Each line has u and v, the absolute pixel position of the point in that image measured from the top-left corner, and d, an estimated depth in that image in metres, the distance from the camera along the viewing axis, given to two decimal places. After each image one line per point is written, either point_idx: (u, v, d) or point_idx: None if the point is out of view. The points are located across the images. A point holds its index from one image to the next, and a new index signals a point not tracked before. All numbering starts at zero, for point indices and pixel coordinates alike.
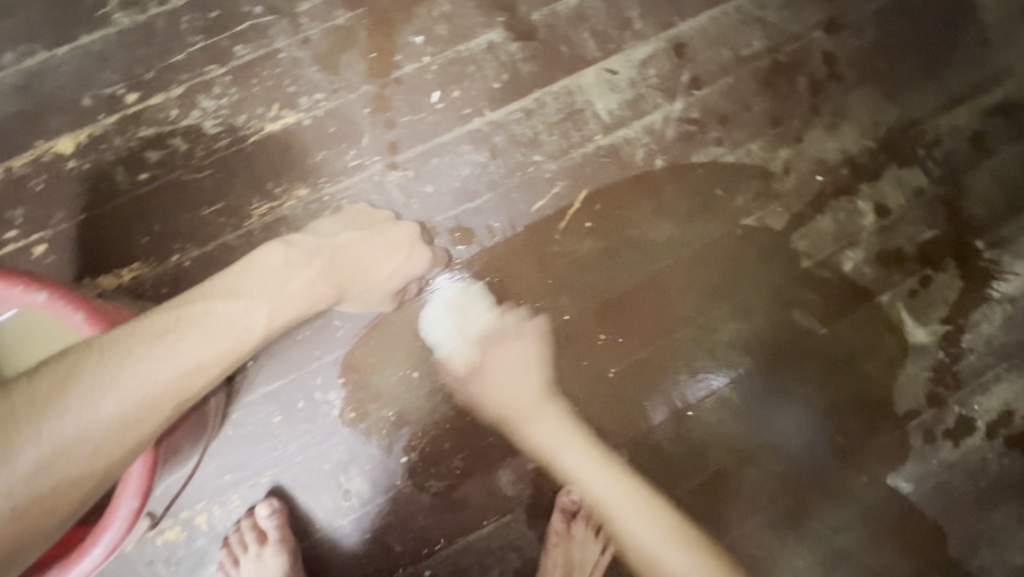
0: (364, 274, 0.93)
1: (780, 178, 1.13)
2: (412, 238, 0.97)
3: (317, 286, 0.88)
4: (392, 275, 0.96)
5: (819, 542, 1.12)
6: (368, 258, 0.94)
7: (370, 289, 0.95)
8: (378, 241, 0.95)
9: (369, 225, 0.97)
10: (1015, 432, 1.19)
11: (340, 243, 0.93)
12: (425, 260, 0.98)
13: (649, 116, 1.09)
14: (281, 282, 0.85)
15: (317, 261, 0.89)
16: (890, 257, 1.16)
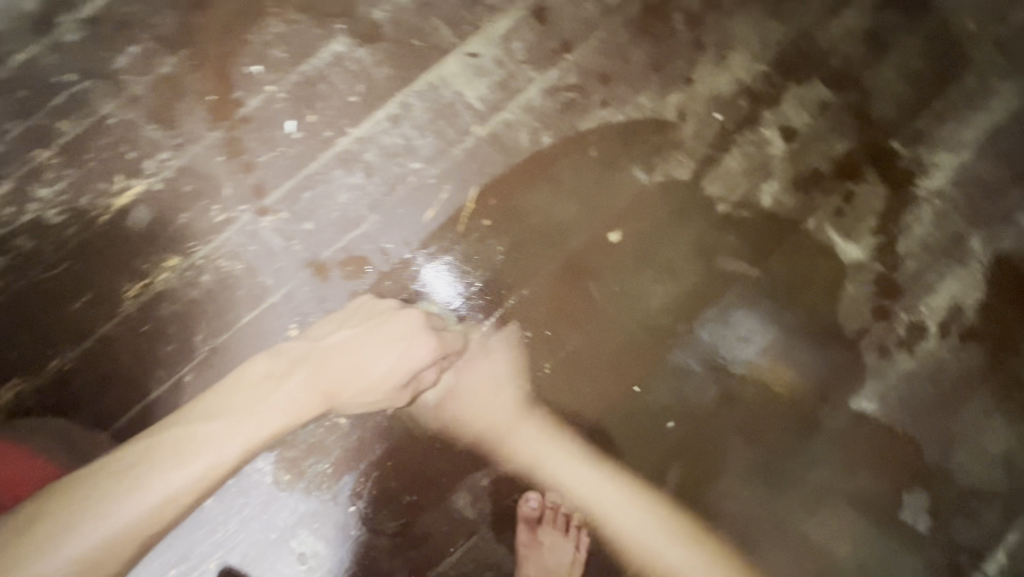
0: (355, 375, 0.94)
1: (678, 125, 1.07)
2: (413, 326, 0.96)
3: (301, 396, 0.90)
4: (390, 371, 0.95)
5: (794, 482, 1.11)
6: (362, 358, 0.94)
7: (368, 388, 0.94)
8: (375, 339, 0.95)
9: (367, 320, 0.95)
10: (966, 325, 1.16)
11: (332, 346, 0.94)
12: (427, 349, 0.96)
13: (524, 93, 1.01)
14: (263, 396, 0.90)
15: (302, 370, 0.92)
16: (808, 181, 1.11)
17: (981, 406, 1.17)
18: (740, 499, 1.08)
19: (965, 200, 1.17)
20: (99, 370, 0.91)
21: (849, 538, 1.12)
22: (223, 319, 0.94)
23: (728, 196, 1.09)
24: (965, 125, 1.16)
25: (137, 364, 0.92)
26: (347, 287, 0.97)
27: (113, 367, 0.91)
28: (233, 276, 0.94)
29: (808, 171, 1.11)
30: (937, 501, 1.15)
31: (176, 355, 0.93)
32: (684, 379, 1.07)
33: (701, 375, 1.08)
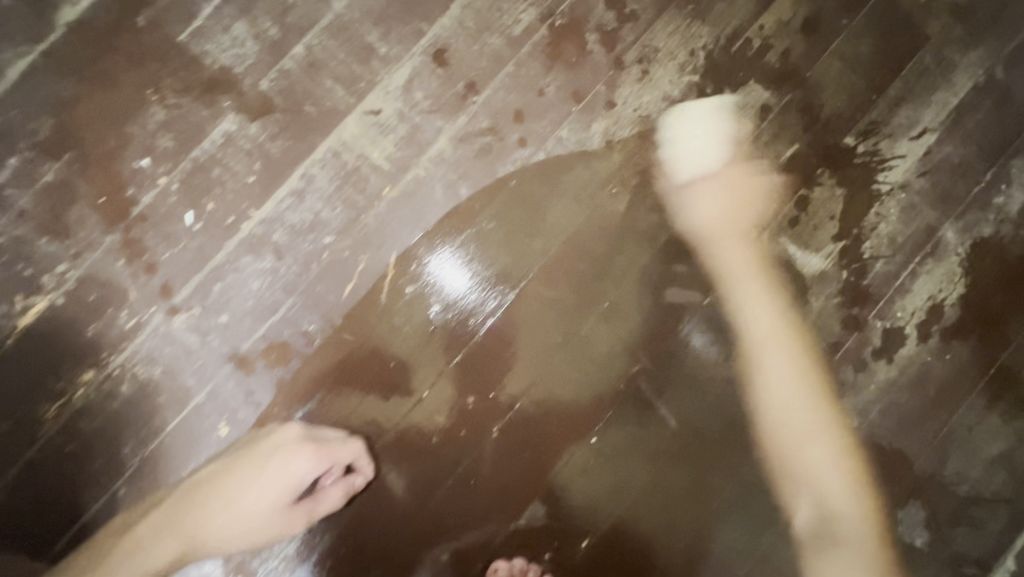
0: (227, 505, 0.85)
1: (606, 154, 0.99)
2: (287, 440, 0.88)
3: (167, 536, 0.83)
4: (262, 495, 0.85)
5: (779, 515, 1.03)
6: (229, 487, 0.85)
7: (239, 518, 0.85)
8: (246, 461, 0.87)
9: (242, 446, 0.89)
10: (950, 323, 1.07)
11: (203, 477, 0.87)
12: (301, 463, 0.87)
13: (434, 145, 0.95)
14: (129, 543, 0.83)
15: (173, 506, 0.85)
16: (756, 193, 1.03)
17: (973, 407, 1.08)
18: (721, 539, 1.01)
19: (934, 188, 1.07)
20: (30, 497, 0.88)
21: None
22: (149, 427, 0.90)
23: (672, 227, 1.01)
24: (924, 106, 1.06)
25: (67, 485, 0.89)
26: (274, 377, 0.93)
27: (43, 492, 0.88)
28: (152, 382, 0.90)
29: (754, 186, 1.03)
30: (939, 516, 1.07)
31: (106, 471, 0.89)
32: (645, 426, 1.00)
33: (663, 412, 1.01)
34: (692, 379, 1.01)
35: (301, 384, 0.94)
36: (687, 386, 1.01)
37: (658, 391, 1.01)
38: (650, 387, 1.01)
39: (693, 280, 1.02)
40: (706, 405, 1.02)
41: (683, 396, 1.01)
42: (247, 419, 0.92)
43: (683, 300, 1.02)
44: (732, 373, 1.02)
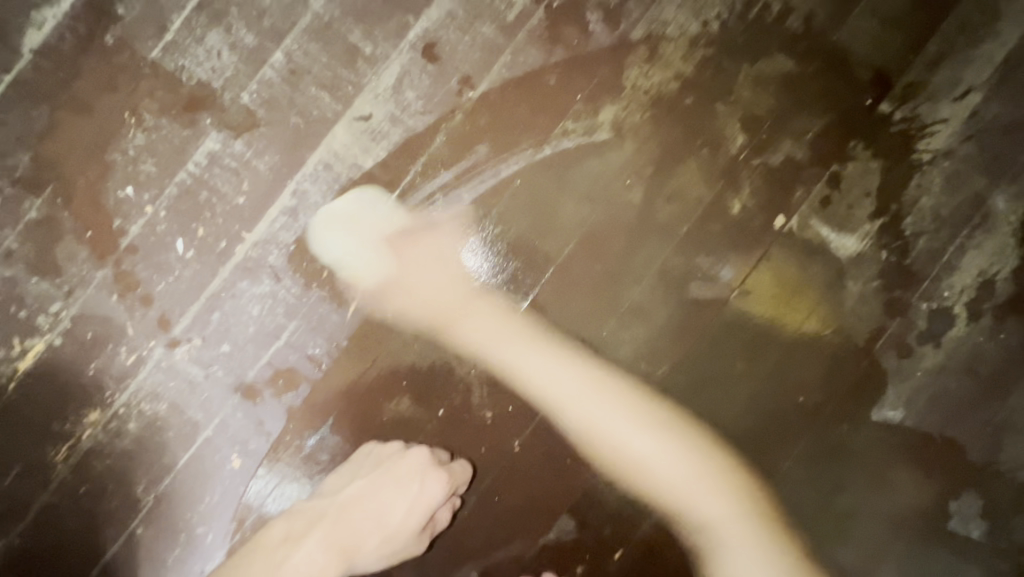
0: (376, 524, 0.87)
1: (617, 143, 0.91)
2: (423, 467, 0.87)
3: (320, 555, 0.84)
4: (406, 515, 0.87)
5: (826, 515, 0.97)
6: (375, 506, 0.87)
7: (387, 536, 0.87)
8: (385, 485, 0.86)
9: (374, 467, 0.87)
10: (1003, 298, 0.99)
11: (346, 498, 0.87)
12: (440, 489, 0.87)
13: (431, 149, 0.88)
14: (284, 562, 0.83)
15: (319, 528, 0.86)
16: (784, 172, 0.94)
17: None
18: (771, 546, 0.94)
19: (980, 152, 0.97)
20: (50, 540, 0.87)
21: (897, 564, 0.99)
22: (161, 464, 0.88)
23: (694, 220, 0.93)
24: (966, 63, 0.96)
25: (85, 526, 0.87)
26: (283, 404, 0.89)
27: (61, 535, 0.87)
28: (160, 418, 0.87)
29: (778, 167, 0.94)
30: (998, 505, 1.00)
31: (122, 510, 0.87)
32: (672, 432, 0.94)
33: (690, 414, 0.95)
34: (714, 382, 0.95)
35: (310, 410, 0.90)
36: (713, 387, 0.95)
37: (682, 396, 0.94)
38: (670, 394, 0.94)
39: (718, 274, 0.94)
40: (733, 405, 0.95)
41: (708, 399, 0.95)
42: (259, 449, 0.89)
43: (705, 297, 0.94)
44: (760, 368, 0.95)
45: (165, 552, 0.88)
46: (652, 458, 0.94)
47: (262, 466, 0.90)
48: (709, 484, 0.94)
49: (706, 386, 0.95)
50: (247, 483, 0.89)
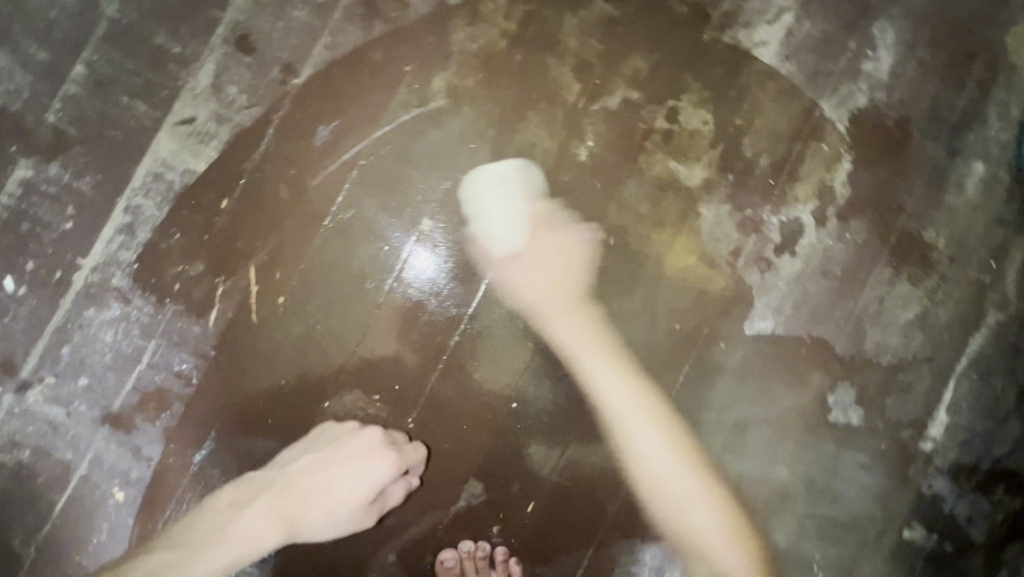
0: (321, 499, 0.86)
1: (455, 108, 0.92)
2: (373, 444, 0.87)
3: (263, 525, 0.83)
4: (353, 490, 0.87)
5: (715, 429, 1.05)
6: (325, 481, 0.86)
7: (333, 509, 0.86)
8: (337, 460, 0.86)
9: (328, 443, 0.87)
10: (842, 203, 1.07)
11: (297, 469, 0.86)
12: (389, 465, 0.87)
13: (264, 142, 0.87)
14: (229, 526, 0.83)
15: (265, 498, 0.84)
16: (623, 113, 0.97)
17: (879, 279, 1.10)
18: (667, 470, 1.00)
19: (800, 70, 1.04)
20: None
21: (787, 460, 1.09)
22: (36, 512, 0.84)
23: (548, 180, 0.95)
24: None
25: None
26: (157, 427, 0.86)
27: None
28: (25, 466, 0.84)
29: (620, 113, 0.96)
30: (868, 389, 1.11)
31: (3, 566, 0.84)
32: (558, 382, 0.98)
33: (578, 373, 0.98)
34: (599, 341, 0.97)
35: (188, 428, 0.87)
36: (600, 343, 0.97)
37: (568, 358, 0.97)
38: (551, 349, 0.97)
39: (572, 228, 0.97)
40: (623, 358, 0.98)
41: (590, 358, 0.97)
42: (141, 477, 0.86)
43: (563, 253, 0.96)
44: (635, 312, 1.00)
45: None
46: (556, 417, 0.98)
47: (148, 496, 0.86)
48: (611, 430, 1.00)
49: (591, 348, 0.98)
50: (134, 516, 0.86)
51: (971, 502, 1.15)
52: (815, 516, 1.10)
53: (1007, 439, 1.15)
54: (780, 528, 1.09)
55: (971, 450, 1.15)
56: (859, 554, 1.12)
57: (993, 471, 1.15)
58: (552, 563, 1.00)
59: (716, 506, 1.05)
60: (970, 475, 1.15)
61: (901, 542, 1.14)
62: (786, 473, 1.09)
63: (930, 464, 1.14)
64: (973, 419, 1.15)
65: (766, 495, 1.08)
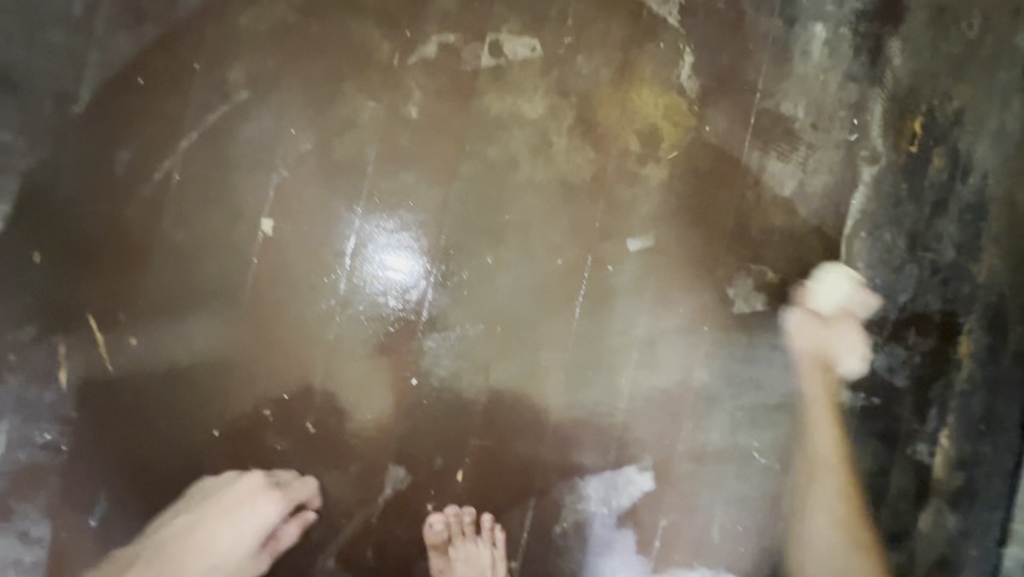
0: (201, 556, 0.83)
1: (262, 96, 0.87)
2: (254, 489, 0.86)
3: None
4: (238, 539, 0.85)
5: (623, 352, 1.04)
6: (201, 539, 0.83)
7: (217, 563, 0.84)
8: (212, 514, 0.84)
9: (202, 499, 0.85)
10: (694, 98, 1.06)
11: (168, 534, 0.83)
12: (274, 506, 0.86)
13: (61, 182, 0.81)
14: None
15: (133, 573, 0.80)
16: (444, 59, 0.93)
17: (751, 163, 1.10)
18: (582, 403, 1.03)
19: None
20: None
21: (705, 361, 1.09)
22: None
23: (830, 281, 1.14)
24: None
25: None
26: (38, 506, 0.82)
27: None
28: None
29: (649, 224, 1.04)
30: (765, 273, 1.12)
31: None
32: (455, 348, 0.96)
33: (487, 339, 0.98)
34: (494, 300, 0.98)
35: (73, 498, 0.83)
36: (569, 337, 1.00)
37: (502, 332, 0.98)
38: (438, 317, 0.95)
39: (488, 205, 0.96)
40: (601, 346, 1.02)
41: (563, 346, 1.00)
42: (37, 560, 0.82)
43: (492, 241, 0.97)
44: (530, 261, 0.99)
45: None
46: (467, 384, 0.97)
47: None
48: (527, 380, 1.00)
49: (495, 311, 0.98)
50: None
51: (888, 352, 1.18)
52: (746, 409, 1.12)
53: (907, 286, 1.17)
54: (713, 428, 1.11)
55: (878, 305, 1.17)
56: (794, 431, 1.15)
57: (901, 318, 1.17)
58: (500, 525, 1.00)
59: (650, 421, 1.07)
60: (882, 329, 1.17)
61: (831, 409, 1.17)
62: (707, 375, 1.10)
63: None
64: (872, 275, 1.17)
65: (691, 400, 1.09)
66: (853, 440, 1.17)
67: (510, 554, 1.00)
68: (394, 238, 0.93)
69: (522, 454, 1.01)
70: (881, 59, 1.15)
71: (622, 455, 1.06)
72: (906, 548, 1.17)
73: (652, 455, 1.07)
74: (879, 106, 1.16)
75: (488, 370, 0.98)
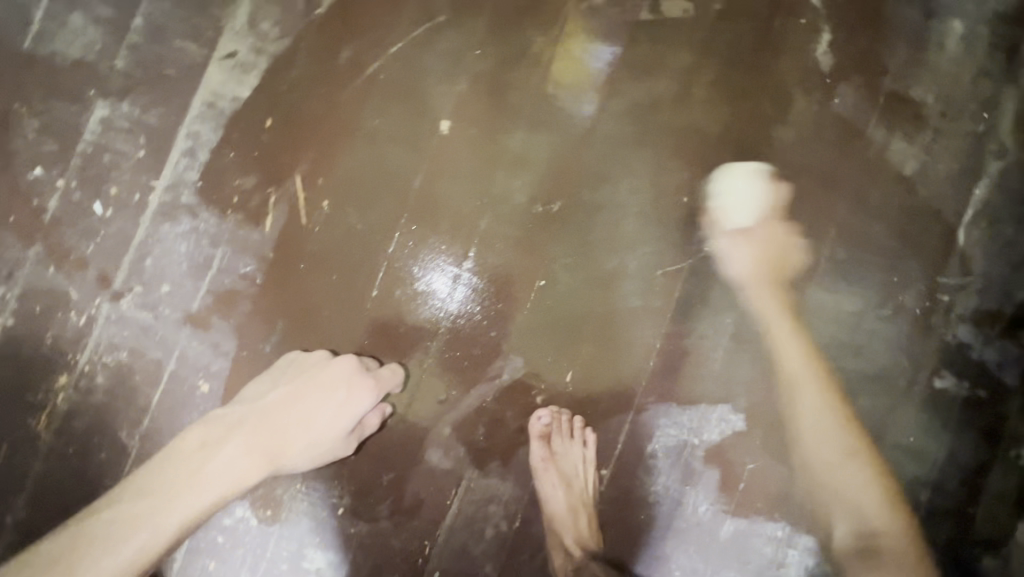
0: (299, 432, 0.92)
1: (459, 20, 1.04)
2: (349, 374, 0.95)
3: (240, 460, 0.88)
4: (334, 419, 0.93)
5: (732, 291, 1.11)
6: (301, 414, 0.92)
7: (312, 441, 0.93)
8: (312, 389, 0.93)
9: (300, 374, 0.94)
10: (828, 72, 1.14)
11: (270, 403, 0.92)
12: (368, 393, 0.95)
13: (296, 65, 0.99)
14: (202, 465, 0.86)
15: (239, 434, 0.89)
16: (611, 10, 1.08)
17: (875, 138, 1.16)
18: (690, 333, 1.11)
19: None
20: (52, 507, 0.93)
21: (808, 318, 1.14)
22: (137, 406, 0.96)
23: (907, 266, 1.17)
24: None
25: (79, 482, 0.94)
26: (230, 324, 0.98)
27: (63, 497, 0.94)
28: (124, 366, 0.96)
29: (762, 257, 1.10)
30: (879, 246, 1.16)
31: (113, 457, 0.95)
32: (461, 289, 1.04)
33: (610, 258, 1.08)
34: (620, 222, 1.08)
35: (257, 325, 0.98)
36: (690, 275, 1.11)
37: (624, 254, 1.09)
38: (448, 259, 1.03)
39: (627, 141, 1.08)
40: (719, 284, 1.11)
41: (688, 316, 1.11)
42: (222, 369, 0.97)
43: (629, 178, 1.09)
44: (707, 222, 1.10)
45: None
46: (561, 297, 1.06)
47: (229, 385, 0.97)
48: (640, 301, 1.09)
49: (619, 232, 1.08)
50: (218, 404, 0.97)
51: (998, 348, 1.17)
52: (844, 372, 1.16)
53: None
54: None
55: (991, 297, 1.17)
56: (890, 405, 1.17)
57: (1016, 315, 1.17)
58: (592, 430, 1.08)
59: (748, 366, 1.12)
60: (994, 322, 1.17)
61: (932, 391, 1.17)
62: (811, 332, 1.14)
63: (951, 313, 1.18)
64: (989, 266, 1.18)
65: None
66: (953, 428, 1.16)
67: (602, 462, 1.08)
68: (542, 158, 1.06)
69: (623, 371, 1.09)
70: (1019, 59, 1.18)
71: (717, 392, 1.11)
72: (1001, 555, 1.12)
73: (746, 398, 1.12)
74: (1013, 103, 1.18)
75: (605, 287, 1.08)
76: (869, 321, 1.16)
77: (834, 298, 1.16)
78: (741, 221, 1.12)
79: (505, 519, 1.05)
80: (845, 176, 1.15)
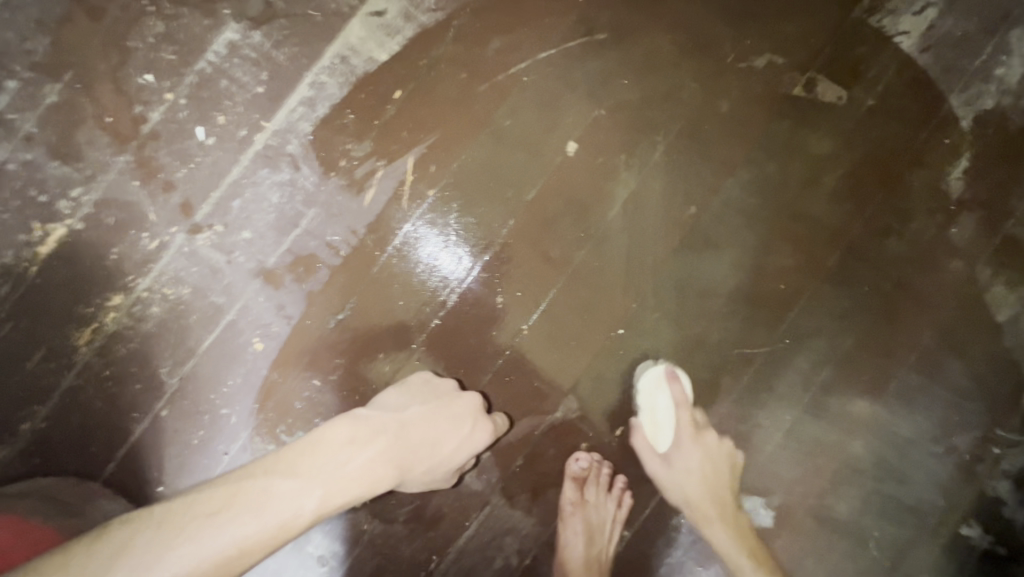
0: (429, 454, 0.84)
1: (616, 44, 0.99)
2: (473, 412, 0.89)
3: (377, 467, 0.78)
4: (455, 453, 0.87)
5: (796, 389, 1.09)
6: (434, 437, 0.85)
7: (436, 467, 0.86)
8: (442, 416, 0.87)
9: (433, 397, 0.89)
10: (955, 199, 1.09)
11: (409, 417, 0.85)
12: (485, 437, 0.89)
13: (440, 44, 0.94)
14: (341, 462, 0.76)
15: (381, 440, 0.80)
16: (765, 76, 1.04)
17: (983, 274, 1.10)
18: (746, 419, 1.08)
19: (937, 64, 1.07)
20: (72, 425, 0.89)
21: (863, 434, 1.11)
22: (184, 347, 0.91)
23: (969, 412, 1.11)
24: None
25: (106, 409, 0.90)
26: (302, 289, 0.93)
27: (85, 418, 0.89)
28: (182, 302, 0.90)
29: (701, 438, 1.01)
30: (951, 386, 1.11)
31: (145, 392, 0.90)
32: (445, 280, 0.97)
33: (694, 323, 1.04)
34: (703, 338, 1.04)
35: (328, 298, 0.94)
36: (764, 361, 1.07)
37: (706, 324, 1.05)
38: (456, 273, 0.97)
39: (743, 211, 1.05)
40: (789, 377, 1.08)
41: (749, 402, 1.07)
42: (281, 332, 0.93)
43: (736, 251, 1.05)
44: (794, 316, 1.08)
45: (190, 431, 0.91)
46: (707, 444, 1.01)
47: (285, 350, 0.93)
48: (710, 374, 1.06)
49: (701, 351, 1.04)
50: (268, 367, 0.93)
51: None
52: (883, 498, 1.11)
53: None
54: (845, 500, 1.11)
55: None
56: (913, 540, 1.11)
57: None
58: (629, 493, 1.03)
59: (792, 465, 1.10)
60: None
61: (955, 537, 1.11)
62: (861, 448, 1.11)
63: (996, 467, 1.11)
64: None
65: (836, 465, 1.11)
66: None
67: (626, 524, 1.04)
68: (659, 205, 1.01)
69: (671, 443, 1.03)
70: None
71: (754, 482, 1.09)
72: None
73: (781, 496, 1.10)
74: None
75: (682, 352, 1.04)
76: (921, 455, 1.12)
77: (894, 424, 1.11)
78: (829, 321, 1.09)
79: (517, 554, 1.02)
80: (939, 303, 1.10)
